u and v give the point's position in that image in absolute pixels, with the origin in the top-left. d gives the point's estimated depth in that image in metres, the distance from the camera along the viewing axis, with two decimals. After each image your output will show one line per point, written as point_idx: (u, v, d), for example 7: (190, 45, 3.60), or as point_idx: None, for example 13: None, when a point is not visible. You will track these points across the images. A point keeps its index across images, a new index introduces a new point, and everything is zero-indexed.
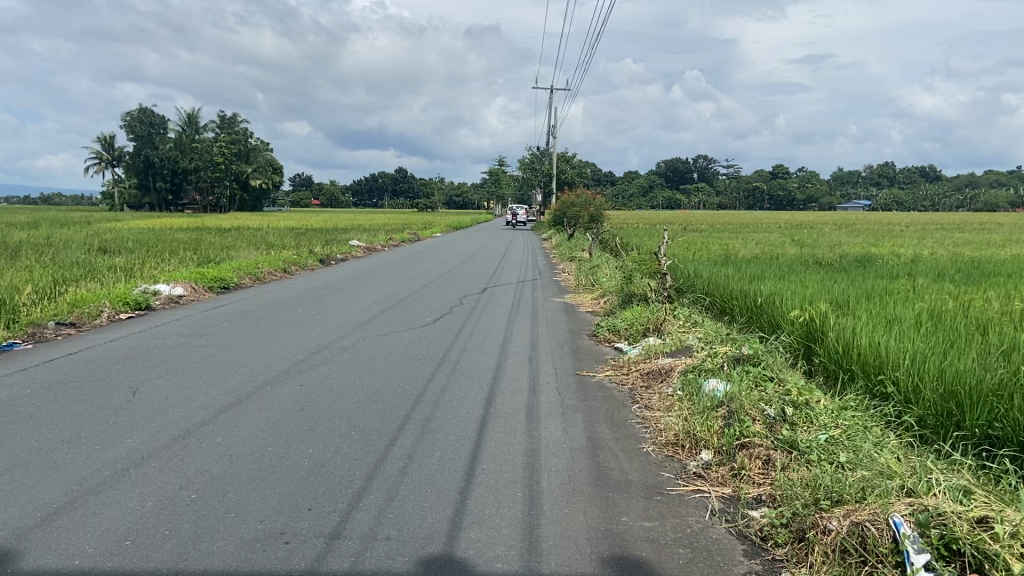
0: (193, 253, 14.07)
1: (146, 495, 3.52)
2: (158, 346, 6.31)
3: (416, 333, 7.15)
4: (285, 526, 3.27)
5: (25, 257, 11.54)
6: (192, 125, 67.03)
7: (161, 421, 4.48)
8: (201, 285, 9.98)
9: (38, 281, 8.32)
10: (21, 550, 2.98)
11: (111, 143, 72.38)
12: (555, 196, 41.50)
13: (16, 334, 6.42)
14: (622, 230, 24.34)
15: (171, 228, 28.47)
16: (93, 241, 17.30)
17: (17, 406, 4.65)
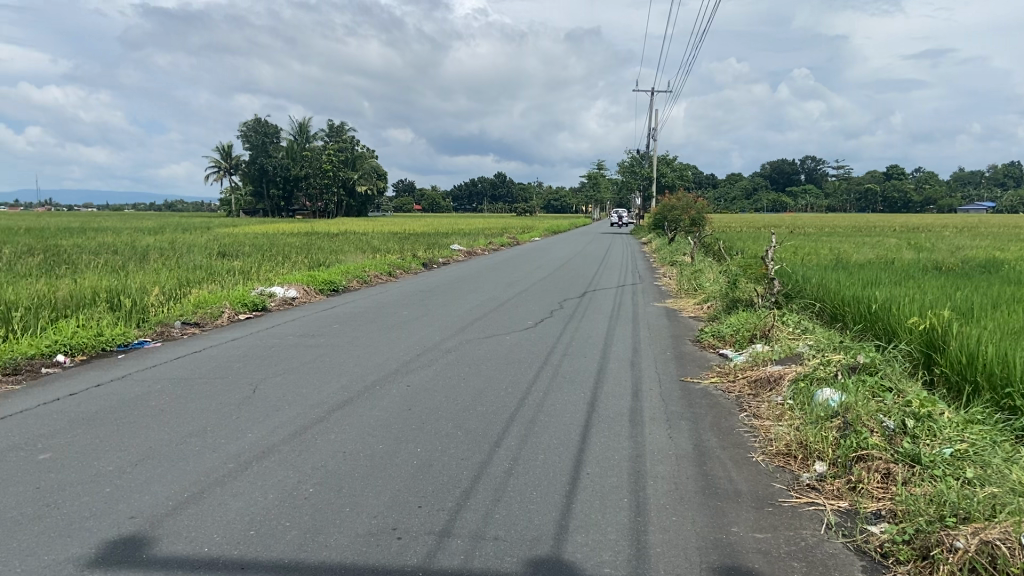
0: (304, 257, 14.71)
1: (268, 487, 3.70)
2: (274, 346, 6.60)
3: (517, 337, 7.19)
4: (398, 523, 3.36)
5: (154, 260, 12.34)
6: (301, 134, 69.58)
7: (279, 417, 4.68)
8: (312, 288, 10.39)
9: (166, 283, 8.86)
10: (155, 537, 3.18)
11: (228, 151, 76.04)
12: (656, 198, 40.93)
13: (145, 332, 6.88)
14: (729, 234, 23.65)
15: (285, 233, 29.61)
16: (214, 243, 19.61)
17: (149, 400, 4.97)
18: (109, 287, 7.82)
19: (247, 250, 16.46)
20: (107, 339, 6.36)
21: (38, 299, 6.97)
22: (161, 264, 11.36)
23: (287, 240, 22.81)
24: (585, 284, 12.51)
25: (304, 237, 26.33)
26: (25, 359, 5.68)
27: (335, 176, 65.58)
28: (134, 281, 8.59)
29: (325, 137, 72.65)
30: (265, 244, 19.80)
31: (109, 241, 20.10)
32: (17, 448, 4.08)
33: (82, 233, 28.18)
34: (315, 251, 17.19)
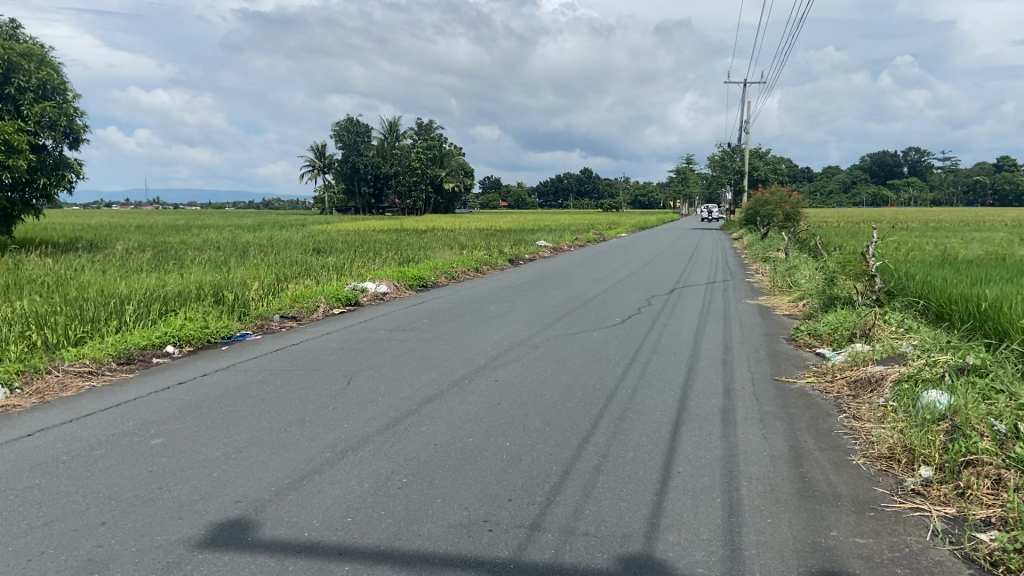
0: (394, 253, 15.02)
1: (363, 477, 3.80)
2: (368, 340, 6.78)
3: (605, 333, 7.15)
4: (489, 515, 3.40)
5: (254, 256, 12.85)
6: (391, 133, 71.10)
7: (373, 409, 4.80)
8: (403, 283, 10.61)
9: (265, 278, 9.22)
10: (258, 521, 3.31)
11: (323, 151, 78.35)
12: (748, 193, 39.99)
13: (247, 325, 7.18)
14: (828, 229, 22.87)
15: (376, 229, 30.36)
16: (310, 240, 20.26)
17: (251, 390, 5.17)
18: (213, 282, 8.18)
19: (341, 246, 16.95)
20: (212, 331, 6.67)
21: (149, 292, 7.36)
22: (261, 260, 11.81)
23: (380, 237, 23.37)
24: (673, 280, 12.33)
25: (396, 234, 26.95)
26: (138, 349, 6.01)
27: (423, 174, 66.65)
28: (236, 276, 8.95)
29: (413, 135, 73.87)
30: (359, 241, 20.33)
31: (213, 238, 21.04)
32: (131, 433, 4.32)
33: (191, 230, 29.61)
34: (405, 247, 17.54)
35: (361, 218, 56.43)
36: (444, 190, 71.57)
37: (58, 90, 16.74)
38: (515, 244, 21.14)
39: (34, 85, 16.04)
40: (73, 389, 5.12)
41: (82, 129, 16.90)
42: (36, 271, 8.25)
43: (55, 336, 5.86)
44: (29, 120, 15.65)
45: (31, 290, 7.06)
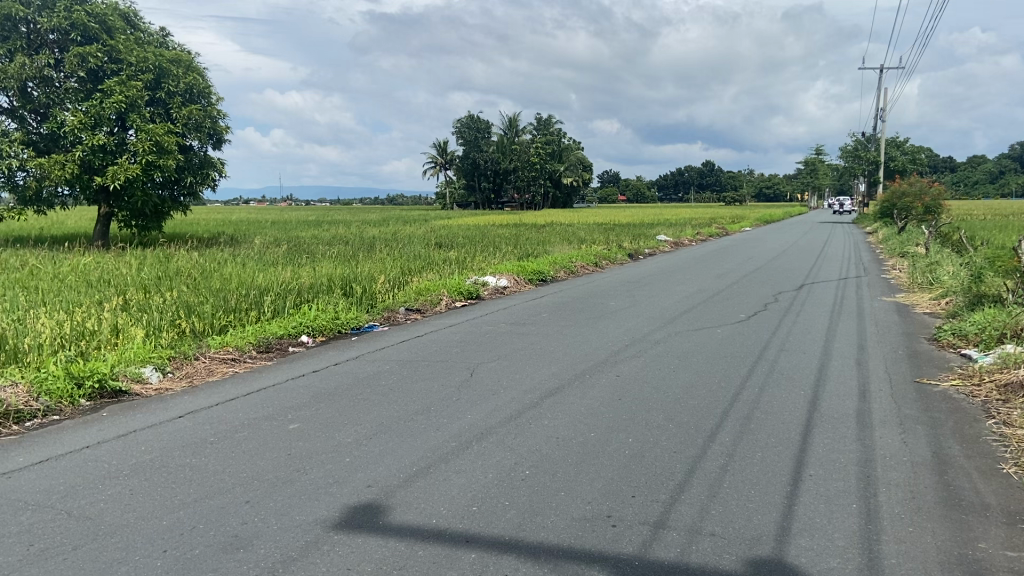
0: (513, 248, 15.21)
1: (488, 467, 3.87)
2: (489, 333, 6.89)
3: (729, 330, 6.97)
4: (612, 510, 3.38)
5: (380, 250, 13.29)
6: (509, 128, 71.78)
7: (496, 401, 4.87)
8: (522, 277, 10.70)
9: (391, 271, 9.54)
10: (389, 506, 3.44)
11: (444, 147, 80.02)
12: (884, 185, 37.97)
13: (374, 317, 7.46)
14: (975, 223, 21.39)
15: (495, 224, 30.84)
16: (434, 234, 20.77)
17: (379, 379, 5.37)
18: (342, 275, 8.53)
19: (462, 242, 17.28)
20: (342, 322, 6.97)
21: (285, 284, 7.76)
22: (386, 254, 12.20)
23: (499, 232, 23.72)
24: (802, 276, 11.87)
25: (515, 228, 27.25)
26: (275, 339, 6.35)
27: (542, 169, 66.98)
28: (363, 269, 9.30)
29: (531, 130, 74.31)
30: (480, 235, 20.66)
31: (342, 233, 22.01)
32: (271, 418, 4.57)
33: (323, 225, 30.98)
34: (524, 242, 17.70)
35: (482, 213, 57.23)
36: (562, 185, 71.70)
37: (203, 93, 17.86)
38: (635, 238, 20.87)
39: (182, 90, 17.18)
40: (218, 375, 5.48)
41: (224, 130, 17.97)
42: (184, 263, 8.86)
43: (202, 324, 6.28)
44: (178, 123, 16.79)
45: (180, 282, 7.59)
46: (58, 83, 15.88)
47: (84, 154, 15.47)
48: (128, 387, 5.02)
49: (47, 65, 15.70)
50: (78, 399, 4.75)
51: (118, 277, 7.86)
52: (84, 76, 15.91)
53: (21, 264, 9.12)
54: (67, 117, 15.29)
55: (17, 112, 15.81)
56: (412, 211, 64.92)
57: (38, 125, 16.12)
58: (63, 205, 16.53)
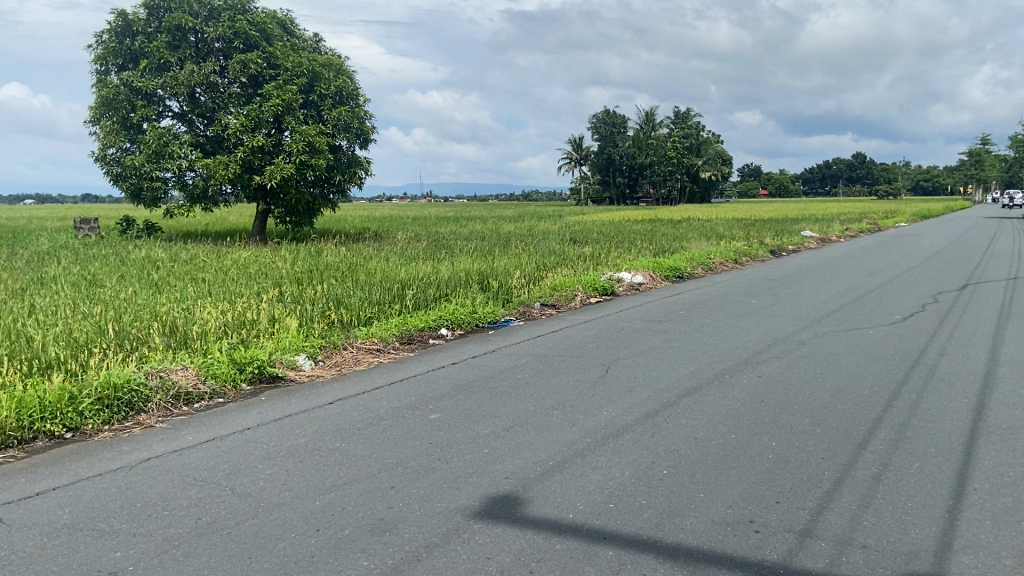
0: (649, 244, 15.00)
1: (625, 465, 3.84)
2: (625, 329, 6.84)
3: (881, 332, 6.58)
4: (755, 515, 3.28)
5: (517, 246, 13.48)
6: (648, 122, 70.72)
7: (632, 398, 4.83)
8: (659, 274, 10.55)
9: (527, 267, 9.65)
10: (527, 498, 3.49)
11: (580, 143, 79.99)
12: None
13: (510, 311, 7.58)
14: None
15: (630, 220, 30.52)
16: (570, 230, 20.85)
17: (516, 373, 5.45)
18: (479, 270, 8.72)
19: (598, 237, 17.21)
20: (480, 316, 7.12)
21: (426, 279, 8.01)
22: (522, 250, 12.37)
23: (635, 228, 23.45)
24: (965, 275, 11.01)
25: (651, 223, 26.88)
26: (417, 331, 6.57)
27: (679, 163, 65.60)
28: (499, 265, 9.46)
29: (668, 124, 72.97)
30: (616, 231, 20.52)
31: (480, 229, 22.47)
32: (413, 407, 4.74)
33: (463, 221, 31.69)
34: (661, 238, 17.43)
35: (618, 208, 56.74)
36: (700, 179, 69.95)
37: (352, 95, 18.68)
38: (778, 234, 20.07)
39: (333, 93, 18.07)
40: (364, 364, 5.73)
41: (370, 129, 18.73)
42: (333, 258, 9.33)
43: (349, 315, 6.60)
44: (329, 124, 17.67)
45: (328, 275, 8.00)
46: (222, 89, 17.11)
47: (245, 154, 16.59)
48: (283, 373, 5.36)
49: (214, 72, 16.95)
50: (241, 383, 5.12)
51: (274, 270, 8.38)
52: (246, 81, 17.04)
53: (191, 257, 9.90)
54: (230, 121, 16.45)
55: (187, 116, 17.18)
56: (547, 207, 65.39)
57: (205, 128, 17.43)
58: (226, 203, 17.80)
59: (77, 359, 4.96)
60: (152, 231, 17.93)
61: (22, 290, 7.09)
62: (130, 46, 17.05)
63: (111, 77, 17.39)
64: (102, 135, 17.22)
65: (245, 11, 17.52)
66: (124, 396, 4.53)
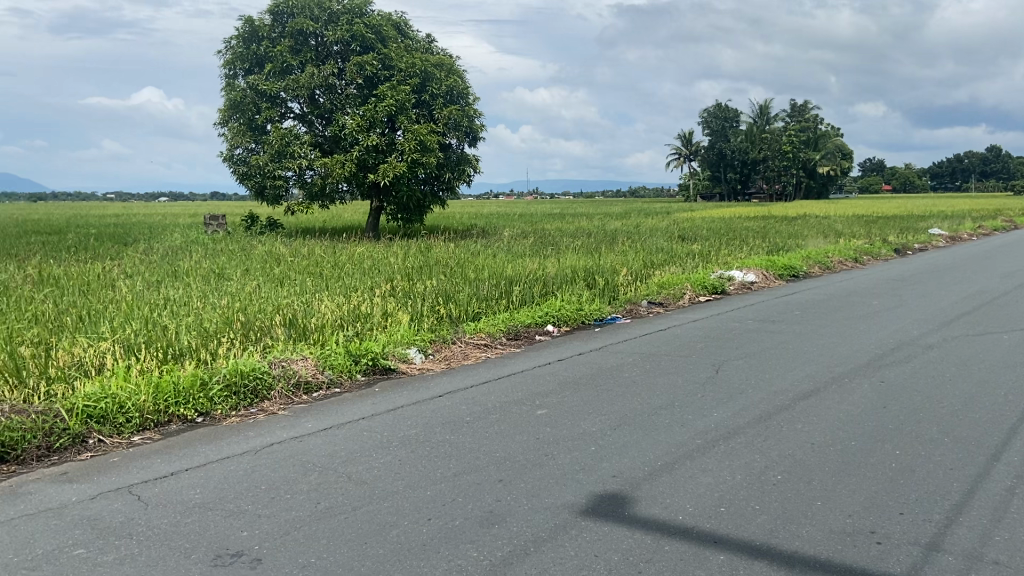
0: (762, 241, 14.53)
1: (736, 468, 3.75)
2: (736, 329, 6.66)
3: (1018, 337, 6.14)
4: (875, 526, 3.14)
5: (623, 242, 13.35)
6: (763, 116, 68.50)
7: (744, 400, 4.71)
8: (772, 272, 10.22)
9: (634, 264, 9.55)
10: (636, 498, 3.46)
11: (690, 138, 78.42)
12: None
13: (616, 309, 7.53)
14: None
15: (742, 217, 29.72)
16: (677, 227, 20.48)
17: (623, 371, 5.41)
18: (585, 266, 8.71)
19: (708, 235, 16.81)
20: (586, 314, 7.11)
21: (532, 275, 8.06)
22: (630, 246, 12.24)
23: (747, 225, 22.79)
24: None
25: (764, 220, 26.12)
26: (523, 326, 6.63)
27: (795, 158, 63.24)
28: (606, 262, 9.41)
29: (783, 117, 70.46)
30: (727, 228, 20.01)
31: (587, 225, 22.39)
32: (520, 402, 4.78)
33: (571, 217, 31.67)
34: (775, 235, 16.86)
35: (730, 204, 55.21)
36: (816, 174, 67.22)
37: (463, 94, 18.99)
38: (901, 232, 19.05)
39: (444, 92, 18.41)
40: (472, 359, 5.83)
41: (479, 128, 18.99)
42: (442, 253, 9.52)
43: (458, 310, 6.72)
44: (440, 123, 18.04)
45: (438, 270, 8.17)
46: (340, 90, 17.74)
47: (360, 153, 17.16)
48: (395, 366, 5.53)
49: (332, 74, 17.60)
50: (356, 373, 5.31)
51: (386, 266, 8.64)
52: (362, 83, 17.60)
53: (309, 252, 10.33)
54: (347, 121, 17.04)
55: (307, 117, 17.91)
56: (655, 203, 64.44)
57: (324, 127, 18.13)
58: (342, 200, 18.46)
59: (208, 347, 5.28)
60: (274, 228, 18.82)
61: (159, 282, 7.59)
62: (256, 51, 17.91)
63: (238, 81, 18.33)
64: (230, 136, 18.19)
65: (362, 14, 18.08)
66: (250, 383, 4.79)
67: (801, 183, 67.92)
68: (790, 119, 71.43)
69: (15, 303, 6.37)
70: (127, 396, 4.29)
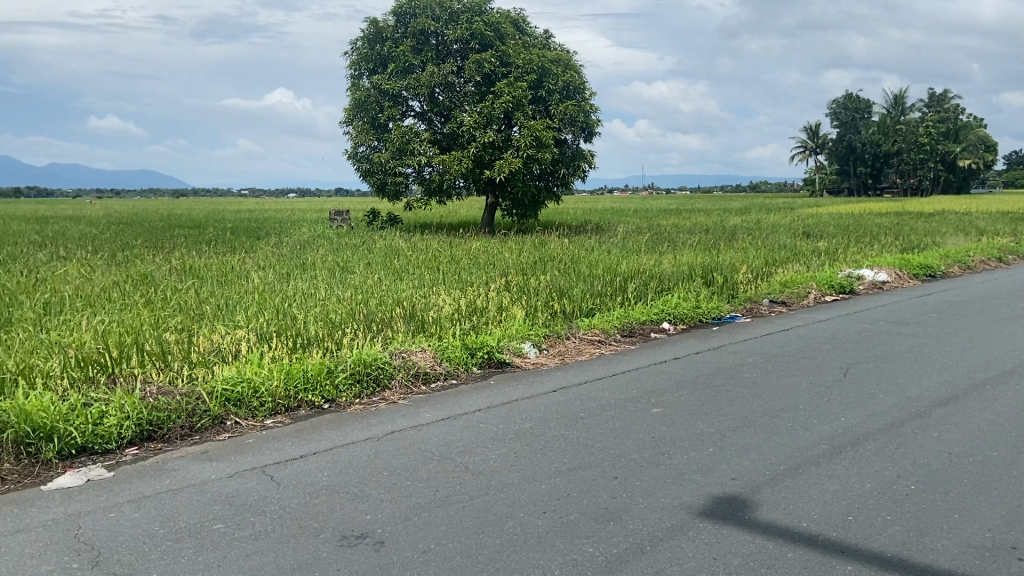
0: (896, 239, 13.74)
1: (865, 476, 3.57)
2: (865, 331, 6.35)
3: None
4: (1021, 543, 2.92)
5: (745, 239, 12.96)
6: (898, 106, 64.72)
7: (873, 405, 4.48)
8: (906, 272, 9.66)
9: (755, 261, 9.26)
10: (756, 502, 3.36)
11: (816, 131, 75.14)
12: None
13: (736, 308, 7.32)
14: None
15: (874, 213, 28.23)
16: (803, 223, 19.65)
17: (743, 371, 5.26)
18: (703, 263, 8.52)
19: (835, 231, 16.07)
20: (704, 312, 6.96)
21: (648, 272, 7.97)
22: (752, 243, 11.88)
23: (877, 222, 21.61)
24: None
25: (897, 217, 24.72)
26: (639, 323, 6.56)
27: (932, 150, 59.45)
28: (725, 259, 9.17)
29: (920, 108, 66.38)
30: (856, 225, 19.07)
31: (705, 221, 21.86)
32: (636, 400, 4.74)
33: (692, 214, 30.99)
34: (911, 232, 15.89)
35: (861, 200, 52.45)
36: (956, 168, 62.94)
37: (580, 89, 18.94)
38: None
39: (560, 88, 18.42)
40: (587, 354, 5.82)
41: (595, 123, 18.90)
42: (557, 249, 9.55)
43: (572, 306, 6.73)
44: (556, 118, 18.07)
45: (552, 266, 8.20)
46: (458, 87, 18.07)
47: (477, 150, 17.43)
48: (511, 360, 5.59)
49: (451, 72, 17.96)
50: (472, 366, 5.41)
51: (502, 261, 8.75)
52: (480, 80, 17.87)
53: (427, 246, 10.60)
54: (465, 118, 17.34)
55: (427, 115, 18.35)
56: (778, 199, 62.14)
57: (442, 125, 18.54)
58: (459, 196, 18.81)
59: (333, 337, 5.51)
60: (393, 223, 19.40)
61: (289, 275, 7.98)
62: (380, 51, 18.51)
63: (363, 80, 19.00)
64: (354, 135, 18.88)
65: (481, 12, 18.37)
66: (372, 371, 4.96)
67: (939, 177, 63.75)
68: (927, 109, 67.22)
69: (163, 292, 6.86)
70: (261, 381, 4.54)
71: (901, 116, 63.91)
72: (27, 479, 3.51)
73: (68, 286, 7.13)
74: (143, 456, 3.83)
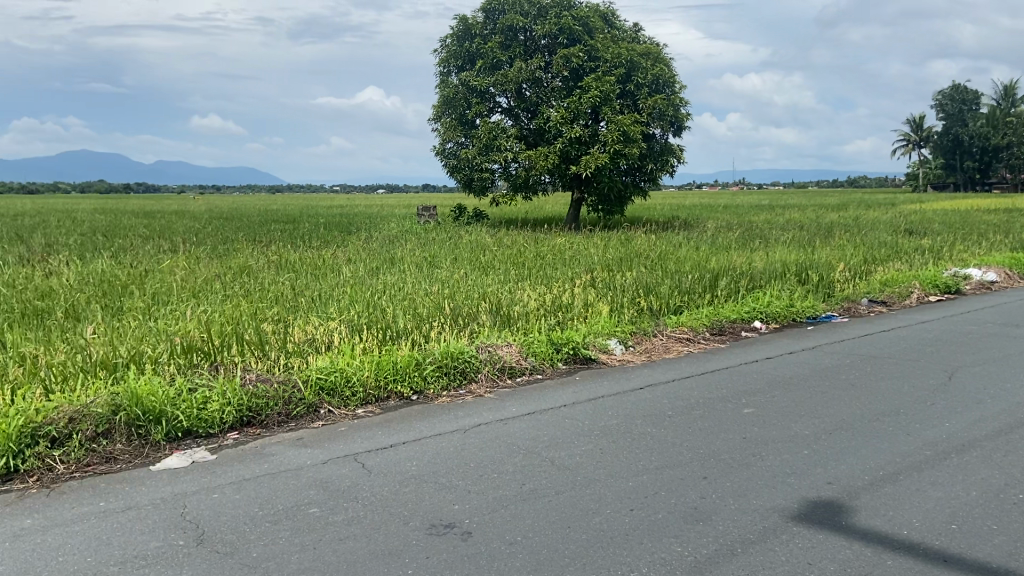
0: (1007, 236, 12.99)
1: (971, 484, 3.39)
2: (973, 333, 6.03)
3: None
4: None
5: (842, 236, 12.50)
6: (1009, 97, 61.13)
7: (981, 411, 4.25)
8: (1018, 271, 9.13)
9: (852, 259, 8.92)
10: (853, 507, 3.24)
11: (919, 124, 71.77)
12: None
13: (833, 307, 7.07)
14: None
15: (984, 209, 26.76)
16: (904, 220, 18.78)
17: (839, 373, 5.08)
18: (798, 261, 8.26)
19: (938, 228, 15.31)
20: (797, 311, 6.75)
21: (739, 269, 7.79)
22: (849, 241, 11.45)
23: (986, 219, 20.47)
24: None
25: (1009, 214, 23.36)
26: (728, 322, 6.42)
27: None
28: (820, 256, 8.87)
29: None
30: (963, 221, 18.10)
31: (799, 218, 21.20)
32: (726, 400, 4.64)
33: (787, 211, 30.08)
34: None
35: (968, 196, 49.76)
36: None
37: (669, 83, 18.64)
38: None
39: (649, 82, 18.18)
40: (675, 352, 5.74)
41: (685, 117, 18.57)
42: (644, 245, 9.45)
43: (660, 303, 6.63)
44: (644, 113, 17.85)
45: (640, 262, 8.11)
46: (546, 83, 18.07)
47: (563, 145, 17.39)
48: (597, 356, 5.56)
49: (539, 68, 17.98)
50: (557, 362, 5.40)
51: (587, 257, 8.72)
52: (568, 75, 17.84)
53: (514, 242, 10.67)
54: (552, 113, 17.34)
55: (514, 110, 18.44)
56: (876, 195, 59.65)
57: (529, 121, 18.59)
58: (545, 191, 18.83)
59: (422, 330, 5.61)
60: (479, 218, 19.58)
61: (380, 268, 8.17)
62: (469, 48, 18.72)
63: (451, 77, 19.25)
64: (442, 131, 19.16)
65: (570, 7, 18.33)
66: (459, 364, 5.03)
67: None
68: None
69: (261, 284, 7.13)
70: (353, 371, 4.65)
71: (1013, 107, 60.33)
72: (137, 459, 3.70)
73: (175, 277, 7.50)
74: (243, 440, 3.99)
